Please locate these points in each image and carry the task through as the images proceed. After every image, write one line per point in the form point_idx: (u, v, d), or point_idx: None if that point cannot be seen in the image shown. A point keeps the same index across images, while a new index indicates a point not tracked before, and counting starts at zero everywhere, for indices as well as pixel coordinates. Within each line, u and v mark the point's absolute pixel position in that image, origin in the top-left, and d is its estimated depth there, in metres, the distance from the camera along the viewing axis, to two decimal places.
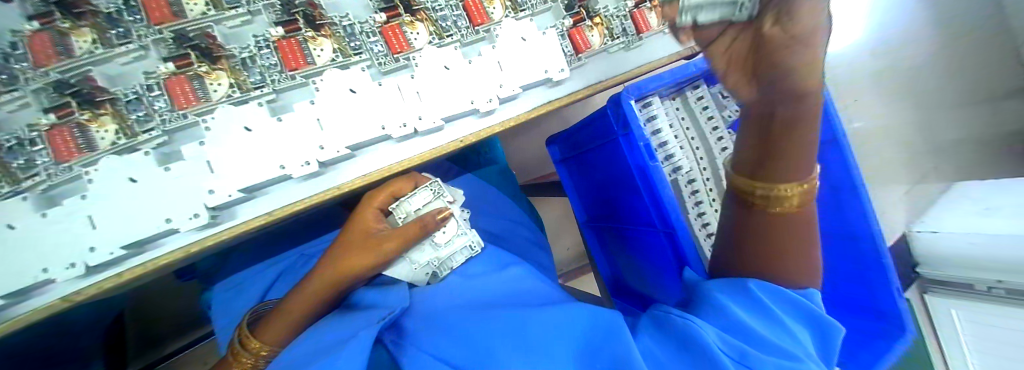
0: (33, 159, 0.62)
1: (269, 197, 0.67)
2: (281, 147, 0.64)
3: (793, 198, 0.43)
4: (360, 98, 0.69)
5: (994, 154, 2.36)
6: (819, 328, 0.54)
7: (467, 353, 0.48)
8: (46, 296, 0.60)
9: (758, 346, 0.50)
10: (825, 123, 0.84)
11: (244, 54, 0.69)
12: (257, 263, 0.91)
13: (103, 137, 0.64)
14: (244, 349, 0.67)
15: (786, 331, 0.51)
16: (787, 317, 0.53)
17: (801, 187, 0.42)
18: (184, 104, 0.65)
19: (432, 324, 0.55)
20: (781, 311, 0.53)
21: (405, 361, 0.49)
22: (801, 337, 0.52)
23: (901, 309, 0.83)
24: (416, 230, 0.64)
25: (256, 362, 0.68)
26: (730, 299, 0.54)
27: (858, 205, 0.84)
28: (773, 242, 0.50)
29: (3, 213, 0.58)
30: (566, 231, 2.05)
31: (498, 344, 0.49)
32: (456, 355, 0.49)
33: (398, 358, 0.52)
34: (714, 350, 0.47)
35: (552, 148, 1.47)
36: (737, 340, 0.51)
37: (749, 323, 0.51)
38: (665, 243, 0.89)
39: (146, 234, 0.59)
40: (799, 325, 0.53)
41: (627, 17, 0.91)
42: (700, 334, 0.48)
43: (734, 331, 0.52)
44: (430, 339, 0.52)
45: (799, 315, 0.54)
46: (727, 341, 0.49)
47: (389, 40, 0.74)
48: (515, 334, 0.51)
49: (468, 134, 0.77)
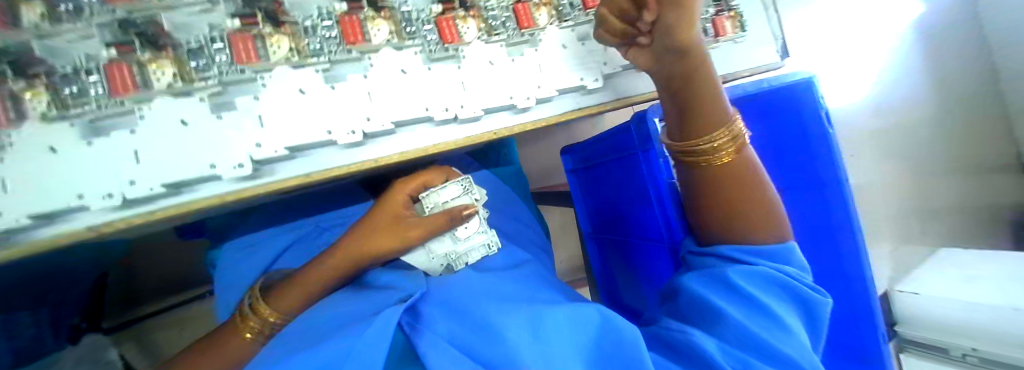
0: (86, 89, 0.60)
1: (309, 159, 0.69)
2: (328, 113, 0.68)
3: (724, 142, 0.56)
4: (410, 79, 0.74)
5: (964, 226, 2.50)
6: (804, 306, 0.59)
7: (484, 345, 0.56)
8: (71, 225, 0.59)
9: (751, 350, 0.54)
10: (828, 165, 0.93)
11: (307, 22, 0.70)
12: (271, 226, 0.94)
13: (158, 79, 0.62)
14: (252, 312, 0.69)
15: (776, 323, 0.55)
16: (776, 308, 0.56)
17: (724, 131, 0.56)
18: (245, 59, 0.62)
19: (449, 313, 0.63)
20: (775, 307, 0.56)
21: (421, 341, 0.57)
22: (793, 325, 0.55)
23: (883, 351, 0.89)
24: (443, 221, 0.68)
25: (264, 328, 0.70)
26: (725, 301, 0.57)
27: (853, 247, 0.90)
28: (729, 208, 0.59)
29: (40, 134, 0.57)
30: (560, 242, 2.10)
31: (513, 333, 0.56)
32: (472, 345, 0.57)
33: (414, 339, 0.59)
34: (718, 361, 0.50)
35: (565, 157, 1.51)
36: (742, 352, 0.54)
37: (743, 322, 0.54)
38: (666, 257, 0.96)
39: (189, 176, 0.61)
40: (790, 314, 0.57)
41: (709, 21, 1.12)
42: (703, 346, 0.52)
43: (741, 343, 0.54)
44: (448, 331, 0.60)
45: (780, 291, 0.58)
46: (730, 353, 0.53)
47: (443, 30, 0.76)
48: (530, 328, 0.57)
49: (502, 127, 0.81)
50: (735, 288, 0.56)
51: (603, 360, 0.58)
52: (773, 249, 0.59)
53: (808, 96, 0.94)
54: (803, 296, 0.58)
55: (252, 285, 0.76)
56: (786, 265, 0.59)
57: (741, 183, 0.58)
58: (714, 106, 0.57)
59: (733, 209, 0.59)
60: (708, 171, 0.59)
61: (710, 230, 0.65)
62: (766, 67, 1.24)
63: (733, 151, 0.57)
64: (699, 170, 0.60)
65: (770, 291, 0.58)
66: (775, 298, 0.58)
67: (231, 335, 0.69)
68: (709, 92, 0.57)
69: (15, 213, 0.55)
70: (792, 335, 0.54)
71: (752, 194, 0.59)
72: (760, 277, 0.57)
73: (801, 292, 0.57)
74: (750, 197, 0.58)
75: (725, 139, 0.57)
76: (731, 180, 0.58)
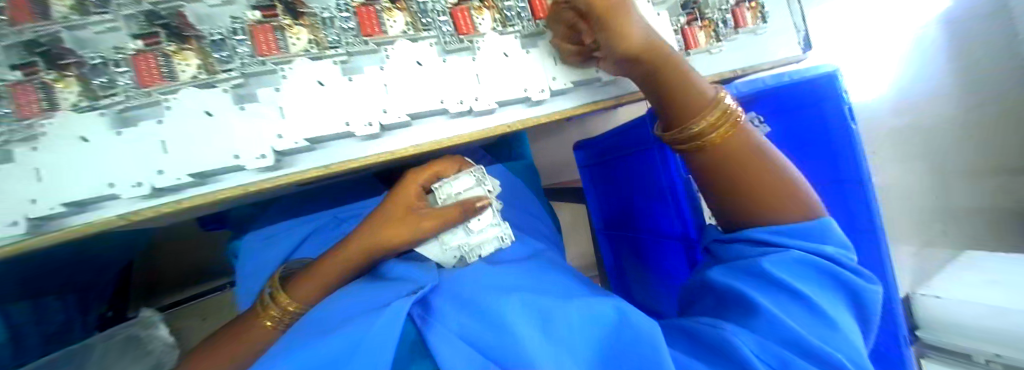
0: (115, 79, 0.62)
1: (328, 151, 0.71)
2: (346, 105, 0.69)
3: (709, 118, 0.61)
4: (426, 71, 0.74)
5: None
6: (851, 295, 0.57)
7: (493, 338, 0.57)
8: (102, 211, 0.62)
9: (797, 351, 0.51)
10: (851, 162, 0.90)
11: (325, 14, 0.69)
12: (290, 217, 0.96)
13: (184, 69, 0.64)
14: (274, 300, 0.72)
15: (822, 317, 0.53)
16: (821, 300, 0.55)
17: (708, 108, 0.61)
18: (265, 51, 0.65)
19: (459, 305, 0.64)
20: (818, 297, 0.55)
21: (433, 335, 0.59)
22: (833, 311, 0.54)
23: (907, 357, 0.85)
24: (457, 212, 0.69)
25: (283, 317, 0.72)
26: (763, 296, 0.56)
27: (875, 247, 0.88)
28: (738, 182, 0.61)
29: (72, 124, 0.60)
30: (570, 237, 2.11)
31: (523, 331, 0.57)
32: (483, 340, 0.58)
33: (425, 332, 0.61)
34: (752, 359, 0.49)
35: (577, 153, 1.51)
36: (786, 351, 0.51)
37: (780, 317, 0.52)
38: (680, 251, 0.98)
39: (214, 166, 0.63)
40: (835, 304, 0.55)
41: (728, 12, 1.10)
42: (738, 344, 0.50)
43: (786, 342, 0.52)
44: (458, 324, 0.61)
45: (816, 275, 0.57)
46: (769, 351, 0.51)
47: (457, 21, 0.77)
48: (539, 324, 0.59)
49: (516, 120, 0.82)
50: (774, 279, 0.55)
51: (613, 356, 0.58)
52: (809, 226, 0.59)
53: (830, 91, 0.91)
54: (850, 284, 0.56)
55: (272, 274, 0.78)
56: (826, 246, 0.58)
57: (742, 154, 0.61)
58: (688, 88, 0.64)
59: (746, 185, 0.61)
60: (705, 152, 0.62)
61: (731, 213, 0.65)
62: (787, 60, 1.21)
63: (721, 126, 0.61)
64: (701, 153, 0.63)
65: (811, 280, 0.56)
66: (813, 282, 0.57)
67: (254, 321, 0.72)
68: (679, 77, 0.65)
69: (51, 201, 0.58)
70: (842, 331, 0.52)
71: (755, 164, 0.61)
72: (800, 265, 0.56)
73: (847, 280, 0.56)
74: (752, 162, 0.60)
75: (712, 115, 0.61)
76: (731, 155, 0.61)
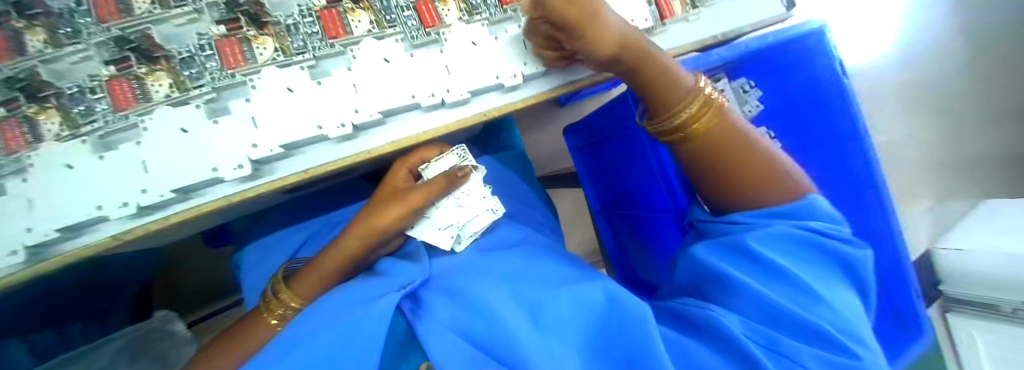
0: (93, 107, 0.65)
1: (307, 156, 0.72)
2: (317, 109, 0.69)
3: (690, 113, 0.61)
4: (394, 67, 0.75)
5: None
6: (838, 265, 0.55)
7: (484, 327, 0.59)
8: (94, 236, 0.63)
9: (783, 326, 0.51)
10: (846, 117, 0.92)
11: (289, 21, 0.72)
12: (287, 227, 0.98)
13: (157, 90, 0.67)
14: (276, 299, 0.73)
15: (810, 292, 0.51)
16: (807, 275, 0.53)
17: (687, 105, 0.61)
18: (232, 63, 0.68)
19: (449, 297, 0.65)
20: (798, 271, 0.53)
21: (430, 341, 0.59)
22: (827, 290, 0.52)
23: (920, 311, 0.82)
24: (443, 184, 0.70)
25: (287, 313, 0.73)
26: (746, 274, 0.55)
27: (878, 203, 0.87)
28: (728, 161, 0.60)
29: (64, 152, 0.62)
30: (575, 224, 2.11)
31: (511, 318, 0.58)
32: (476, 329, 0.60)
33: (415, 325, 0.63)
34: (740, 338, 0.48)
35: (567, 138, 1.51)
36: (765, 326, 0.51)
37: (763, 293, 0.52)
38: (672, 225, 1.00)
39: (194, 181, 0.63)
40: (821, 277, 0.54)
41: None
42: (725, 324, 0.50)
43: (771, 319, 0.51)
44: (452, 318, 0.62)
45: (808, 258, 0.55)
46: (754, 329, 0.50)
47: (421, 15, 0.79)
48: (528, 313, 0.59)
49: (492, 108, 0.83)
50: (754, 256, 0.54)
51: (603, 340, 0.58)
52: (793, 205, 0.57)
53: (819, 48, 0.94)
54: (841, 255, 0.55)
55: (275, 273, 0.78)
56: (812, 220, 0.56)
57: (731, 136, 0.61)
58: (666, 85, 0.65)
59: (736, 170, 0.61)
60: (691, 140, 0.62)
61: (719, 191, 0.64)
62: (771, 19, 1.19)
63: (707, 113, 0.61)
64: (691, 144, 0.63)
65: (796, 256, 0.55)
66: (798, 257, 0.55)
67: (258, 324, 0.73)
68: (657, 77, 0.65)
69: (47, 227, 0.60)
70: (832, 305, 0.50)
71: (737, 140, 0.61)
72: (783, 240, 0.55)
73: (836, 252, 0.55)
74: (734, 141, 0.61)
75: (695, 104, 0.61)
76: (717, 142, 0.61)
